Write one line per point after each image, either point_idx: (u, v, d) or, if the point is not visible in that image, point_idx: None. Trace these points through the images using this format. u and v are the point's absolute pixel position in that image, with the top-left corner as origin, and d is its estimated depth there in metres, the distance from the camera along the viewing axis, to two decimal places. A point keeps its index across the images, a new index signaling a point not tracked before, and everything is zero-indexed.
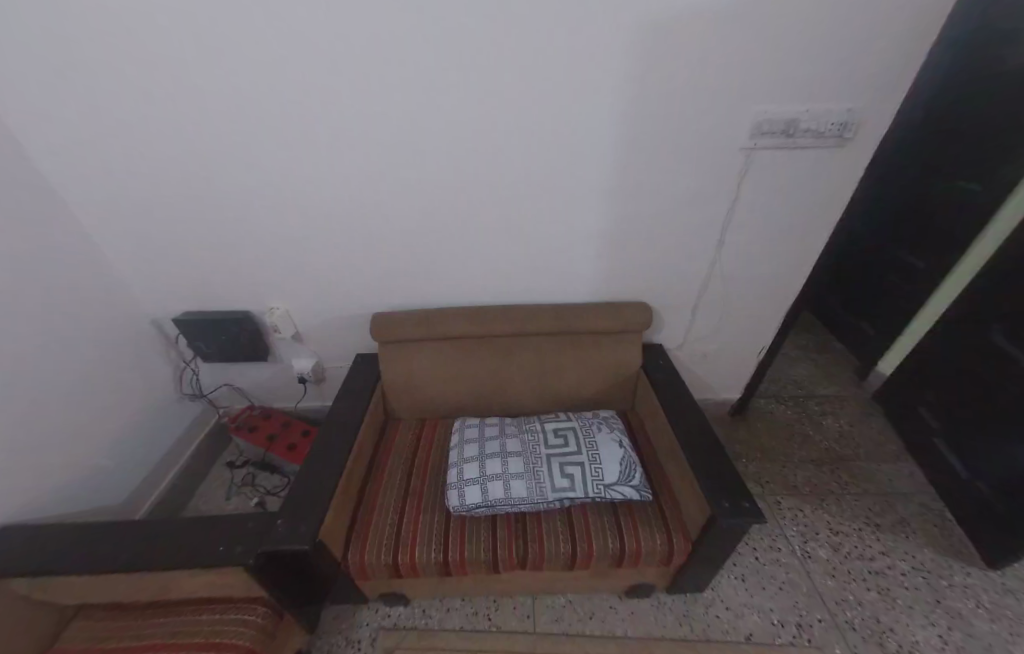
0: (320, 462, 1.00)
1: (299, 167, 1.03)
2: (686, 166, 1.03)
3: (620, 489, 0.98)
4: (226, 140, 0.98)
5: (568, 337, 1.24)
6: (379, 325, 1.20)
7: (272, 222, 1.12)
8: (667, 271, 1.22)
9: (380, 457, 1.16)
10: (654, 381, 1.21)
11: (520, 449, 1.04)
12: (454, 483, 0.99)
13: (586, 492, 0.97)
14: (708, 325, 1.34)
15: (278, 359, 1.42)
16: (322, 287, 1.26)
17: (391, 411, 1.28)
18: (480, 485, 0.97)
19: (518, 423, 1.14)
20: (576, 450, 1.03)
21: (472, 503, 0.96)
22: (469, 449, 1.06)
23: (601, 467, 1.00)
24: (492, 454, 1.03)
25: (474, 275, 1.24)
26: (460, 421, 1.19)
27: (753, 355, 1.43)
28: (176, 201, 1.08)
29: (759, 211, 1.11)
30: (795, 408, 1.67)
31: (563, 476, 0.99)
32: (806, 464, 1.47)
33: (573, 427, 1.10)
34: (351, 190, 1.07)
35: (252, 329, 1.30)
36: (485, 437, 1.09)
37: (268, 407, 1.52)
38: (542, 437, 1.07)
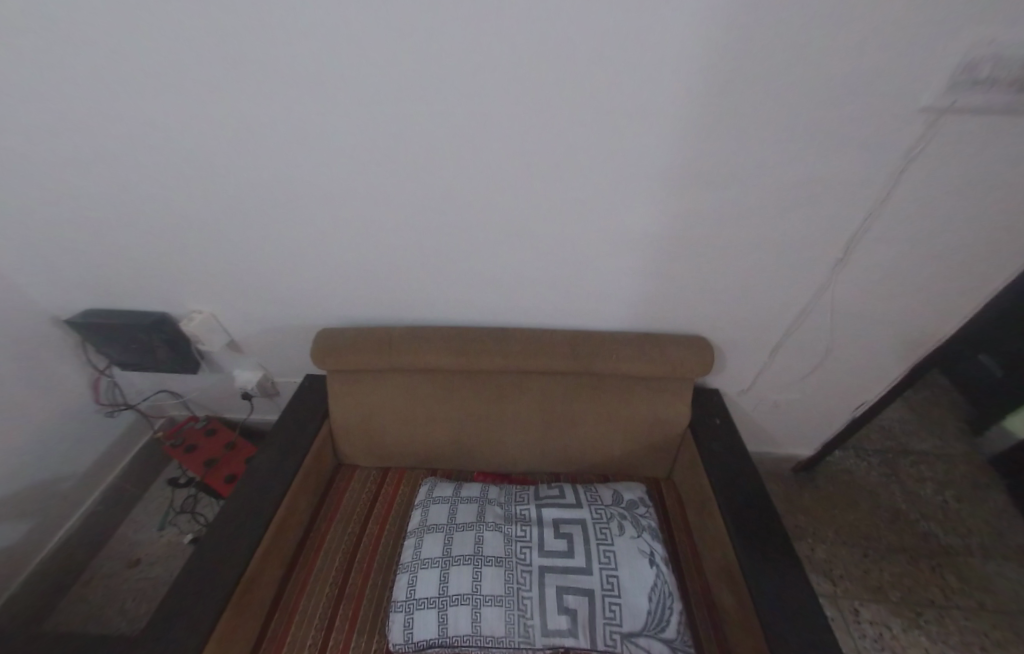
0: (220, 556, 0.72)
1: (191, 125, 0.67)
2: (811, 143, 0.61)
3: (645, 642, 0.66)
4: (65, 71, 0.62)
5: (586, 379, 0.88)
6: (322, 349, 0.87)
7: (165, 194, 0.76)
8: (744, 294, 0.82)
9: (322, 526, 0.88)
10: (706, 454, 0.84)
11: (502, 554, 0.74)
12: (401, 601, 0.71)
13: (593, 643, 0.66)
14: (788, 371, 0.95)
15: (217, 369, 1.13)
16: (257, 290, 0.92)
17: (345, 455, 0.98)
18: (439, 612, 0.69)
19: (505, 504, 0.83)
20: (585, 569, 0.71)
21: (424, 637, 0.68)
22: (430, 544, 0.77)
23: (620, 603, 0.68)
24: (460, 560, 0.74)
25: (458, 283, 0.87)
26: (429, 485, 0.89)
27: (842, 412, 1.04)
28: (20, 162, 0.73)
29: (914, 218, 0.68)
30: (880, 469, 1.27)
31: (561, 611, 0.68)
32: (895, 556, 1.10)
33: (583, 523, 0.77)
34: (265, 143, 0.68)
35: (172, 338, 0.99)
36: (456, 524, 0.79)
37: (213, 420, 1.26)
38: (536, 537, 0.76)
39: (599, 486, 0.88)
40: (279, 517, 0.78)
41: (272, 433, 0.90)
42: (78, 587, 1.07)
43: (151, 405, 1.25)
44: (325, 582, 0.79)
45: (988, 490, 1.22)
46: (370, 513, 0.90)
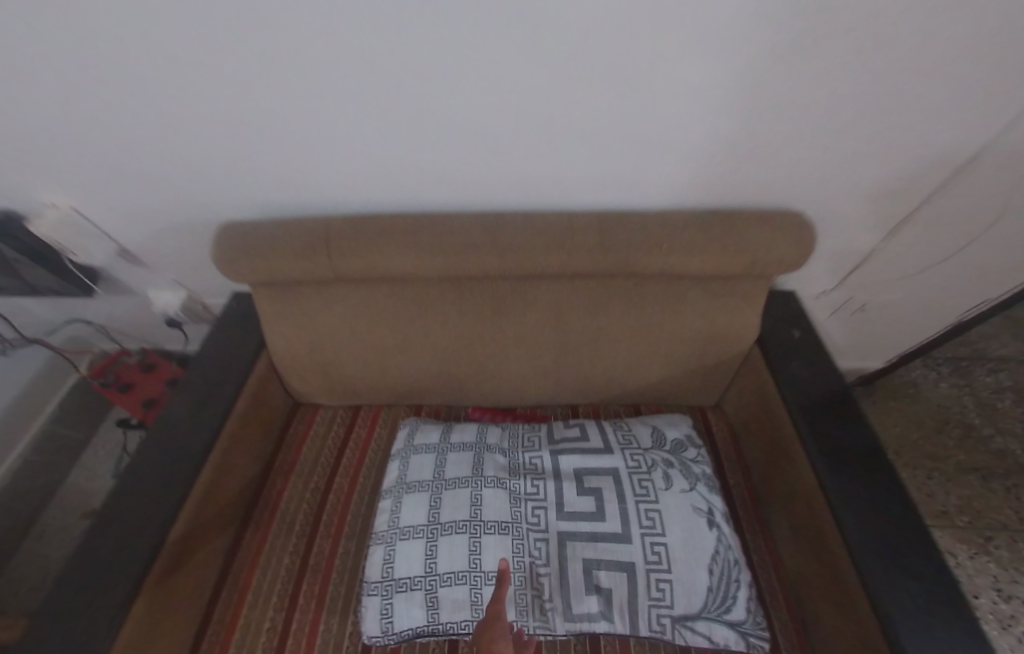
0: (108, 540, 0.50)
1: None
2: None
3: (702, 624, 0.50)
4: None
5: (619, 281, 0.61)
6: (225, 254, 0.57)
7: None
8: (888, 135, 0.50)
9: (278, 481, 0.69)
10: (785, 378, 0.61)
11: (506, 518, 0.55)
12: (376, 582, 0.54)
13: (630, 626, 0.50)
14: (900, 263, 0.67)
15: (123, 289, 0.86)
16: (118, 181, 0.60)
17: (299, 392, 0.76)
18: (427, 595, 0.52)
19: (510, 450, 0.63)
20: (622, 537, 0.52)
21: (410, 624, 0.52)
22: (410, 509, 0.57)
23: (670, 579, 0.50)
24: (453, 528, 0.55)
25: (423, 140, 0.53)
26: (409, 428, 0.68)
27: (948, 319, 0.79)
28: None
29: None
30: (952, 379, 1.07)
31: (591, 590, 0.51)
32: (964, 477, 0.95)
33: (616, 475, 0.57)
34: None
35: (28, 251, 0.70)
36: (444, 480, 0.59)
37: (148, 353, 1.03)
38: (553, 495, 0.56)
39: (632, 422, 0.67)
40: (204, 482, 0.57)
41: (186, 373, 0.65)
42: (27, 543, 0.94)
43: (69, 341, 1.01)
44: (284, 550, 0.63)
45: None
46: (337, 463, 0.71)
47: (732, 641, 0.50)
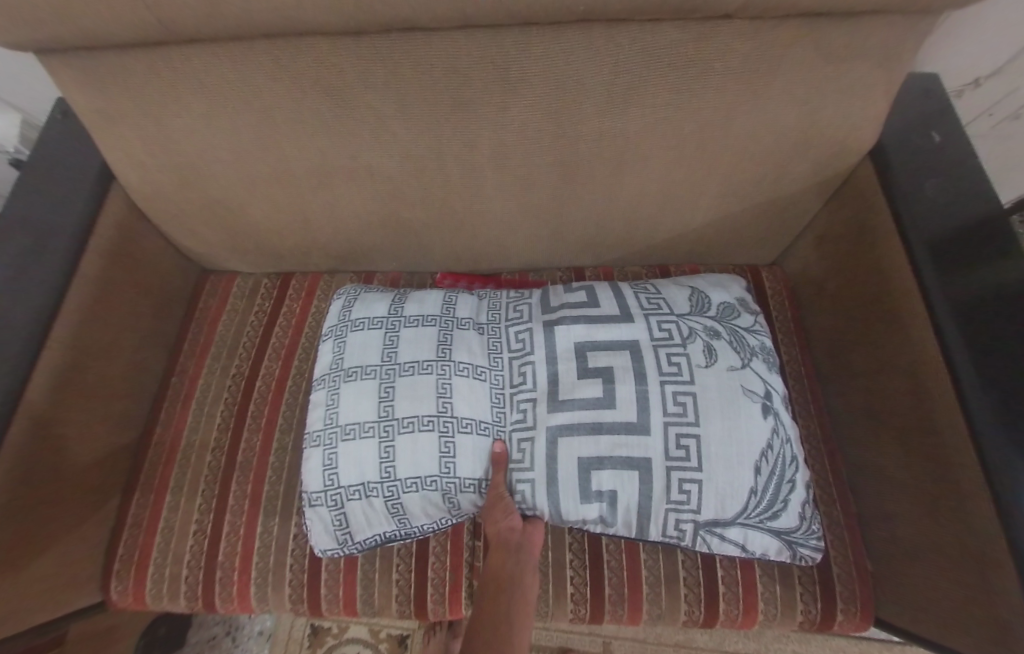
0: None
1: None
2: None
3: (738, 531, 0.37)
4: None
5: (671, 31, 0.33)
6: None
7: None
8: None
9: (192, 369, 0.54)
10: (910, 207, 0.39)
11: (481, 412, 0.39)
12: (316, 494, 0.40)
13: (637, 532, 0.38)
14: None
15: None
16: None
17: (204, 252, 0.56)
18: (387, 503, 0.39)
19: (490, 326, 0.44)
20: (636, 427, 0.37)
21: (373, 532, 0.41)
22: (353, 403, 0.41)
23: (699, 479, 0.36)
24: (416, 425, 0.39)
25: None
26: (346, 300, 0.48)
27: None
28: None
29: None
30: None
31: (589, 495, 0.37)
32: None
33: (636, 350, 0.40)
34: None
35: None
36: (398, 365, 0.41)
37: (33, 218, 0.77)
38: (544, 380, 0.39)
39: (660, 282, 0.48)
40: (47, 369, 0.40)
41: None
42: None
43: None
44: (205, 445, 0.50)
45: None
46: (266, 345, 0.54)
47: (774, 550, 0.38)
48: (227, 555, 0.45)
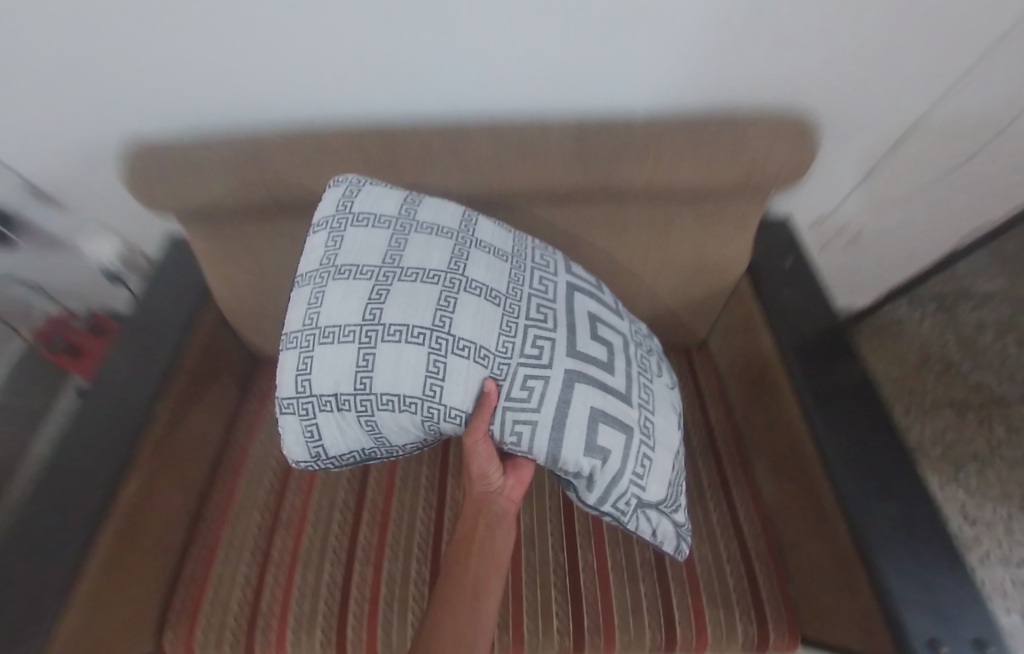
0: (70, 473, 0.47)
1: None
2: None
3: (656, 514, 0.47)
4: None
5: (599, 206, 0.54)
6: (142, 179, 0.49)
7: None
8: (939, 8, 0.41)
9: (245, 438, 0.67)
10: (774, 311, 0.57)
11: (479, 336, 0.40)
12: (287, 400, 0.41)
13: (610, 499, 0.43)
14: (906, 181, 0.63)
15: (49, 242, 0.76)
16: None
17: (262, 347, 0.72)
18: (360, 418, 0.41)
19: (512, 259, 0.47)
20: (624, 398, 0.44)
21: (342, 449, 0.45)
22: (343, 302, 0.40)
23: (652, 458, 0.45)
24: (402, 334, 0.40)
25: (357, 7, 0.41)
26: (349, 184, 0.47)
27: (916, 262, 0.80)
28: None
29: None
30: (936, 317, 1.06)
31: (592, 449, 0.40)
32: (942, 409, 0.95)
33: (625, 341, 0.49)
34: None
35: None
36: (399, 270, 0.42)
37: (101, 316, 0.95)
38: (562, 327, 0.44)
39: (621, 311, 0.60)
40: (150, 446, 0.53)
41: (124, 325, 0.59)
42: None
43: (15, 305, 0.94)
44: (254, 504, 0.60)
45: None
46: None
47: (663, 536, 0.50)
48: (269, 602, 0.53)
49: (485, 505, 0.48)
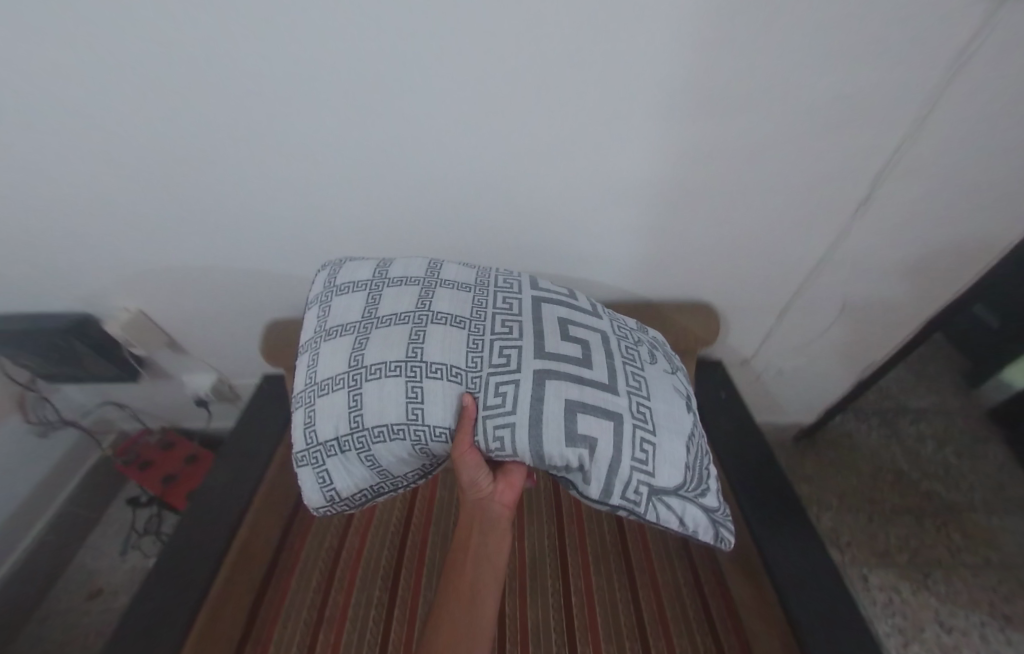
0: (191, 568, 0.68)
1: (85, 125, 0.54)
2: (832, 91, 0.50)
3: (676, 501, 0.52)
4: None
5: None
6: (277, 344, 0.75)
7: (66, 194, 0.62)
8: (759, 247, 0.71)
9: (295, 543, 0.77)
10: None
11: (449, 359, 0.53)
12: (304, 454, 0.54)
13: (615, 489, 0.49)
14: (799, 335, 0.89)
15: (164, 376, 1.00)
16: (195, 286, 0.79)
17: None
18: (361, 454, 0.53)
19: (474, 289, 0.60)
20: (608, 387, 0.51)
21: (351, 484, 0.55)
22: (332, 359, 0.54)
23: (653, 443, 0.50)
24: (382, 372, 0.52)
25: (433, 248, 0.73)
26: (333, 268, 0.64)
27: (880, 349, 0.92)
28: None
29: (945, 166, 0.58)
30: (881, 430, 1.23)
31: (574, 439, 0.49)
32: (902, 516, 1.07)
33: (605, 336, 0.57)
34: (103, 27, 0.45)
35: (100, 346, 0.86)
36: (376, 320, 0.56)
37: (172, 433, 1.13)
38: (528, 336, 0.54)
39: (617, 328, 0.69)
40: None
41: None
42: (36, 623, 0.97)
43: (97, 418, 1.10)
44: (300, 608, 0.69)
45: (987, 445, 1.19)
46: (350, 526, 0.80)
47: (673, 526, 0.53)
48: None
49: (478, 510, 0.58)
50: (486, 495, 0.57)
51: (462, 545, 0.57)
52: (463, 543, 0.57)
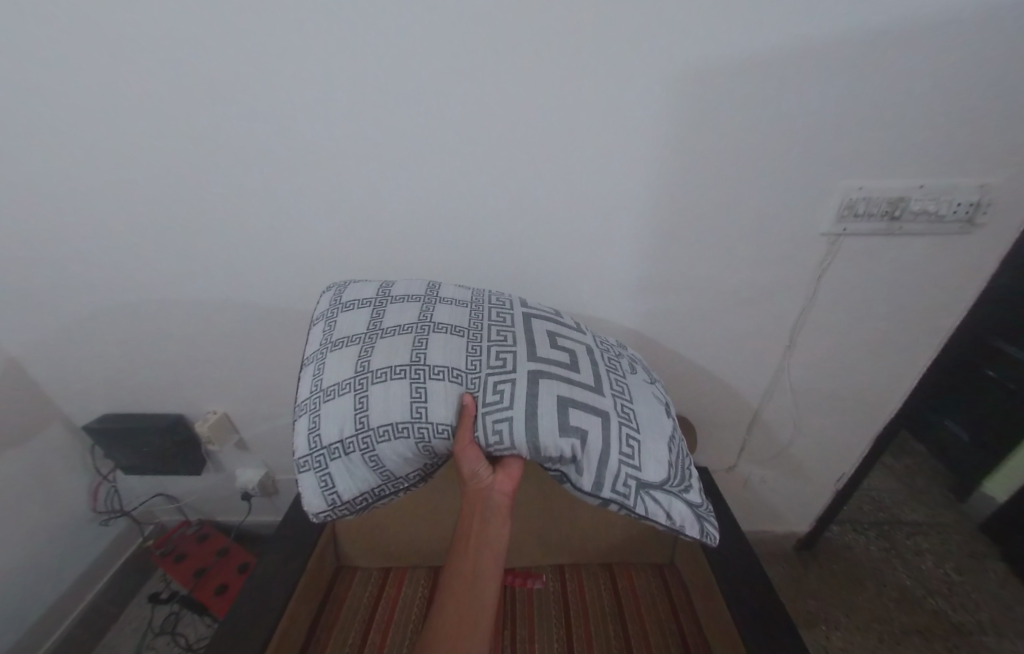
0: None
1: (249, 282, 0.83)
2: (738, 272, 0.78)
3: (661, 496, 0.60)
4: (153, 245, 0.78)
5: None
6: None
7: (213, 324, 0.89)
8: (718, 374, 0.91)
9: (321, 638, 0.84)
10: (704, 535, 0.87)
11: (450, 361, 0.59)
12: (308, 457, 0.58)
13: (605, 479, 0.57)
14: (773, 446, 1.03)
15: (220, 469, 1.15)
16: (275, 393, 1.00)
17: (346, 556, 0.99)
18: (365, 454, 0.57)
19: (471, 304, 0.67)
20: (595, 389, 0.60)
21: (352, 487, 0.59)
22: (339, 365, 0.60)
23: (637, 439, 0.59)
24: (388, 375, 0.58)
25: None
26: (336, 289, 0.70)
27: (872, 424, 0.98)
28: (93, 301, 0.86)
29: (841, 318, 0.82)
30: (879, 543, 1.27)
31: (566, 431, 0.56)
32: (912, 638, 1.06)
33: (589, 348, 0.66)
34: (286, 237, 0.77)
35: (184, 439, 1.04)
36: (381, 329, 0.62)
37: (208, 526, 1.23)
38: (521, 343, 0.62)
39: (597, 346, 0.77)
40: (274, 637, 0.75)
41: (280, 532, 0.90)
42: None
43: (142, 511, 1.22)
44: None
45: (986, 561, 1.22)
46: (372, 621, 0.87)
47: (658, 518, 0.60)
48: None
49: (480, 499, 0.60)
50: (487, 489, 0.61)
51: (465, 532, 0.60)
52: (467, 531, 0.59)
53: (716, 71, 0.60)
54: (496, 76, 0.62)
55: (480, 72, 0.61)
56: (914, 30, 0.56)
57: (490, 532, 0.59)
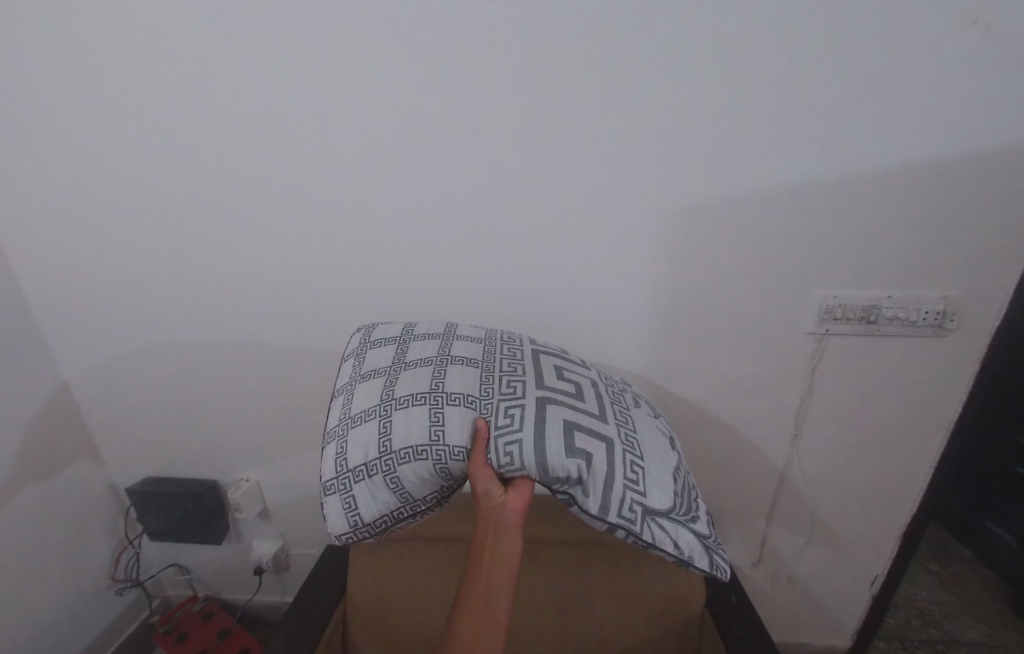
0: None
1: (304, 359, 0.96)
2: (736, 363, 0.86)
3: (667, 524, 0.63)
4: (231, 325, 0.94)
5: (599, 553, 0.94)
6: None
7: (264, 394, 1.00)
8: (731, 459, 0.95)
9: None
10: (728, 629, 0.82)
11: (466, 388, 0.66)
12: (334, 481, 0.63)
13: (612, 501, 0.60)
14: (797, 536, 1.01)
15: (240, 540, 1.17)
16: (306, 462, 1.07)
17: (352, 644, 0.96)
18: (387, 478, 0.62)
19: (484, 339, 0.75)
20: (599, 417, 0.65)
21: (373, 511, 0.64)
22: (366, 395, 0.67)
23: (641, 466, 0.63)
24: (410, 402, 0.65)
25: None
26: (365, 330, 0.79)
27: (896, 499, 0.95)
28: (169, 371, 1.00)
29: (843, 401, 0.87)
30: None
31: (573, 452, 0.60)
32: None
33: (593, 381, 0.72)
34: (344, 323, 0.92)
35: (216, 505, 1.10)
36: (404, 362, 0.70)
37: (214, 603, 1.21)
38: (530, 373, 0.69)
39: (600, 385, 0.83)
40: None
41: (295, 606, 0.90)
42: None
43: (154, 581, 1.24)
44: None
45: None
46: None
47: (664, 547, 0.62)
48: None
49: (493, 517, 0.61)
50: (500, 507, 0.61)
51: (480, 545, 0.62)
52: (482, 544, 0.61)
53: (698, 203, 0.76)
54: (522, 204, 0.79)
55: (511, 203, 0.79)
56: (851, 181, 0.72)
57: (500, 550, 0.61)
